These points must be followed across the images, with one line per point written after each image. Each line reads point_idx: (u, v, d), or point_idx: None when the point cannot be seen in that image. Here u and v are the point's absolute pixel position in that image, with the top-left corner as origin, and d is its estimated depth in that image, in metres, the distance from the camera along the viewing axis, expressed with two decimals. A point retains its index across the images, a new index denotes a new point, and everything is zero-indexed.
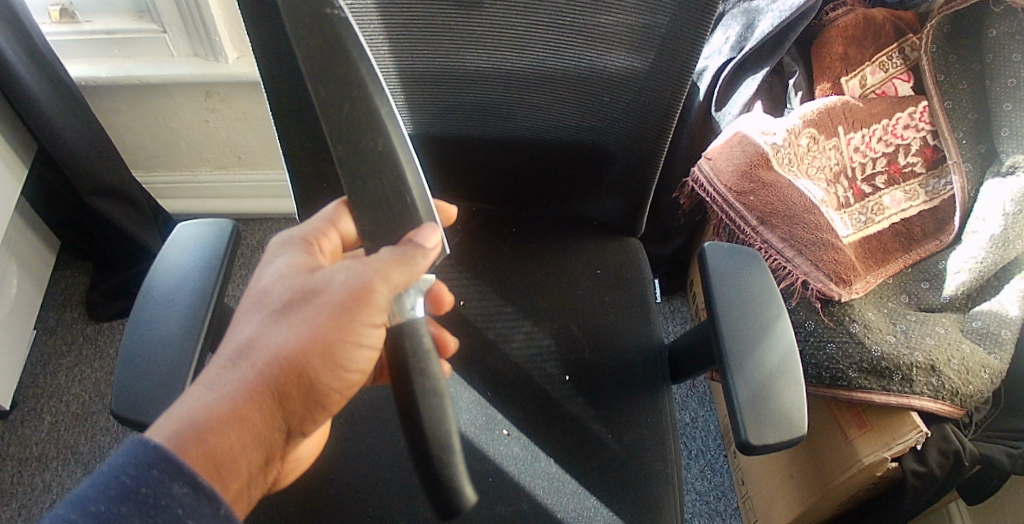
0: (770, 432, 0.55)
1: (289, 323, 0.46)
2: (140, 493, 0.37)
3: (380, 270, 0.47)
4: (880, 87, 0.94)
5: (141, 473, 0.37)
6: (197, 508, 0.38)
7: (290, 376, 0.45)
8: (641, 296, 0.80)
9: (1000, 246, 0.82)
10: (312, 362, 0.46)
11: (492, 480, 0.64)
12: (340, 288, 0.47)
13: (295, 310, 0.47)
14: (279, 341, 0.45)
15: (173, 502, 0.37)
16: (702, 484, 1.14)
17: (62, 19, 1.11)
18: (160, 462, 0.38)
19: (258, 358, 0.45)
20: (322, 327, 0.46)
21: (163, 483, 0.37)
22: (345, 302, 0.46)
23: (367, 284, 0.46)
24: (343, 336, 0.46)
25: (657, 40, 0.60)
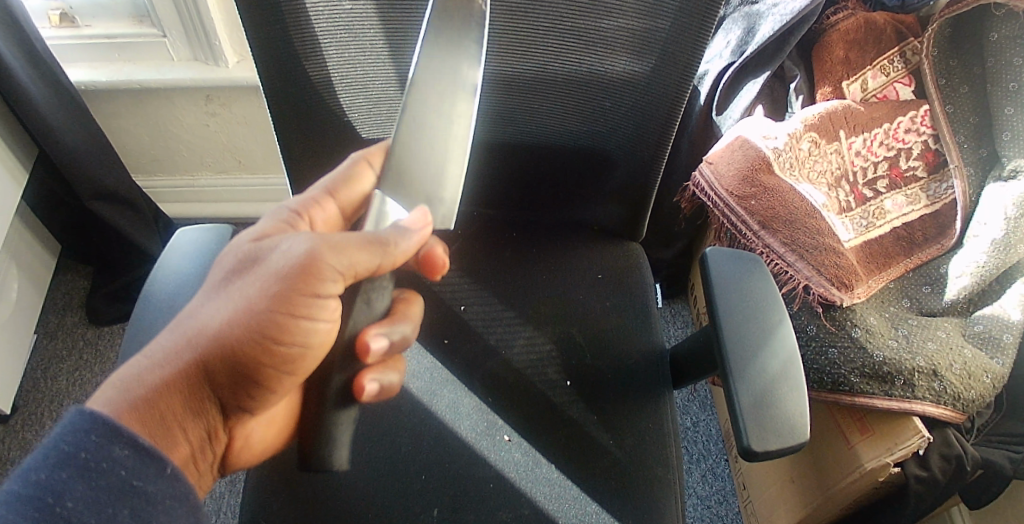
0: (772, 438, 0.55)
1: (234, 294, 0.47)
2: (82, 459, 0.37)
3: (331, 241, 0.48)
4: (881, 91, 0.94)
5: (82, 439, 0.38)
6: (144, 470, 0.39)
7: (230, 345, 0.45)
8: (642, 301, 0.80)
9: (1001, 250, 0.82)
10: (254, 333, 0.46)
11: (494, 487, 0.64)
12: (291, 254, 0.47)
13: (242, 283, 0.47)
14: (221, 312, 0.46)
15: (115, 465, 0.38)
16: (704, 488, 1.14)
17: (62, 23, 1.11)
18: (99, 427, 0.38)
19: (199, 328, 0.45)
20: (265, 297, 0.46)
21: (103, 446, 0.38)
22: (291, 270, 0.46)
23: (315, 252, 0.47)
24: (288, 310, 0.47)
25: (659, 44, 0.60)
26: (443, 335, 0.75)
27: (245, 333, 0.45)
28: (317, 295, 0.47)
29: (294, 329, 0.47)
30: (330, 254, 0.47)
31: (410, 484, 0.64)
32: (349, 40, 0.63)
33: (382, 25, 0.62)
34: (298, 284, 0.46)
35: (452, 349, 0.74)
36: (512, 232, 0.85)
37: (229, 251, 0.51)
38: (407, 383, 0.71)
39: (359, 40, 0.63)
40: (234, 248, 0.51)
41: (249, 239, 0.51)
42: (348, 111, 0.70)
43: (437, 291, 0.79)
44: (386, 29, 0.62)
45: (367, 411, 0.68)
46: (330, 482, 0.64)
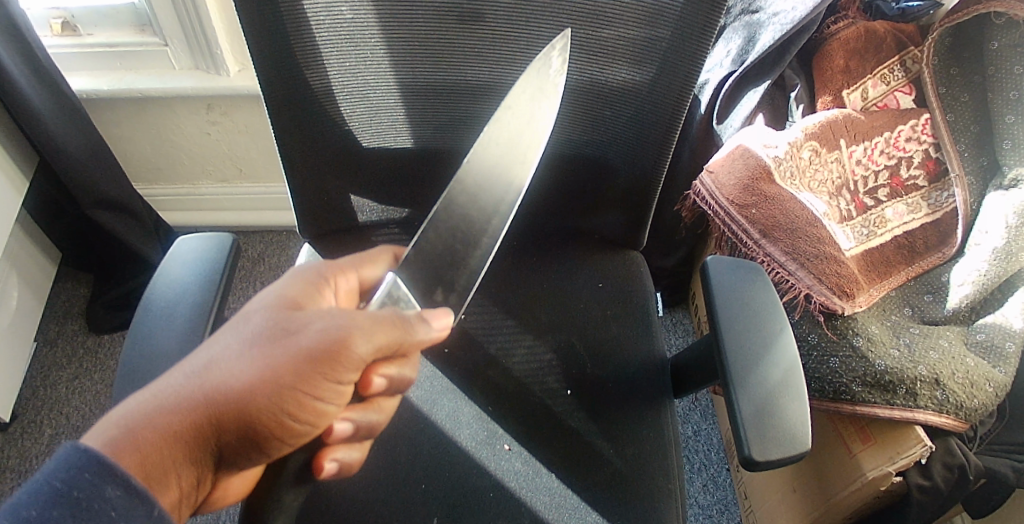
0: (773, 447, 0.54)
1: (255, 355, 0.43)
2: (72, 498, 0.35)
3: (364, 327, 0.44)
4: (882, 100, 0.95)
5: (73, 477, 0.36)
6: (132, 511, 0.37)
7: (237, 407, 0.41)
8: (644, 310, 0.79)
9: (1003, 259, 0.82)
10: (263, 403, 0.42)
11: (494, 496, 0.64)
12: (324, 329, 0.44)
13: (266, 344, 0.43)
14: (238, 370, 0.42)
15: (105, 505, 0.36)
16: (705, 497, 1.13)
17: (64, 32, 1.11)
18: (92, 466, 0.36)
19: (210, 381, 0.42)
20: (285, 369, 0.42)
21: (94, 485, 0.36)
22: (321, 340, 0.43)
23: (345, 329, 0.44)
24: (306, 387, 0.43)
25: (659, 55, 0.60)
26: (444, 344, 0.75)
27: (261, 394, 0.42)
28: (338, 373, 0.44)
29: (309, 399, 0.43)
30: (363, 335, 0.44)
31: (409, 494, 0.64)
32: (350, 49, 0.63)
33: (382, 33, 0.62)
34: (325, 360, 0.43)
35: (452, 358, 0.74)
36: (513, 241, 0.85)
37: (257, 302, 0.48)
38: (408, 393, 0.71)
39: (360, 50, 0.63)
40: (263, 300, 0.48)
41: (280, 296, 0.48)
42: (349, 120, 0.70)
43: None
44: (387, 38, 0.62)
45: None
46: (329, 490, 0.63)
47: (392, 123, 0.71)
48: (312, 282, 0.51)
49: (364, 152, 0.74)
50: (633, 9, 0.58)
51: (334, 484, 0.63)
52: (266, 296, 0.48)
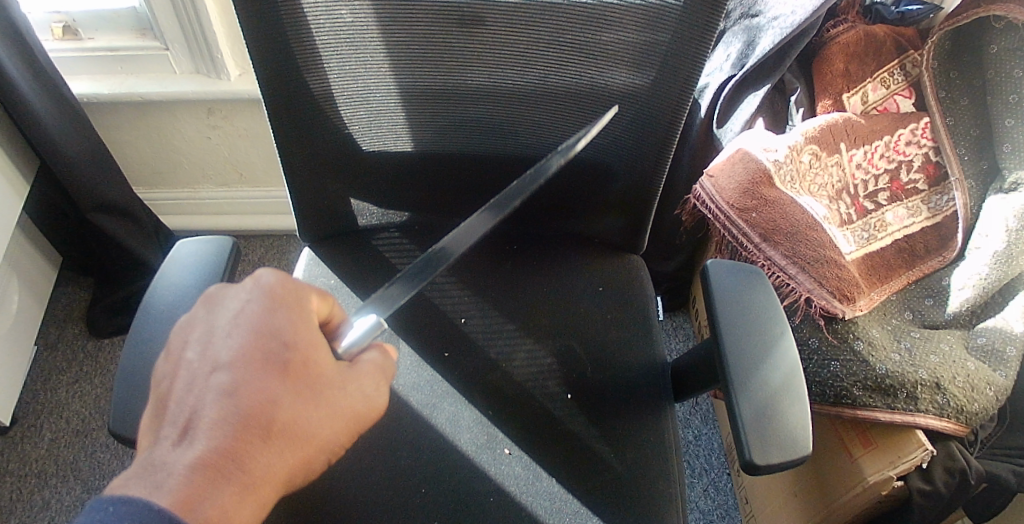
0: (774, 450, 0.54)
1: (314, 410, 0.43)
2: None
3: (381, 376, 0.48)
4: (881, 104, 0.94)
5: None
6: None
7: (298, 462, 0.43)
8: (644, 314, 0.79)
9: (1003, 262, 0.82)
10: (319, 455, 0.44)
11: (494, 500, 0.64)
12: (358, 392, 0.46)
13: (319, 398, 0.44)
14: (300, 427, 0.43)
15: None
16: (706, 502, 1.13)
17: (65, 36, 1.12)
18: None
19: (278, 439, 0.41)
20: (337, 424, 0.44)
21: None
22: (352, 392, 0.46)
23: (370, 385, 0.47)
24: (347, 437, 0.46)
25: (659, 59, 0.60)
26: (444, 349, 0.75)
27: (316, 448, 0.43)
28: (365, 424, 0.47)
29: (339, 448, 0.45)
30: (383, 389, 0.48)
31: (410, 499, 0.63)
32: (350, 53, 0.63)
33: (382, 37, 0.62)
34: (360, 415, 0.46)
35: (452, 362, 0.74)
36: (512, 244, 0.85)
37: (257, 336, 0.43)
38: (408, 397, 0.71)
39: (359, 53, 0.63)
40: (264, 334, 0.44)
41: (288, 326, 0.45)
42: (349, 123, 0.70)
43: (437, 303, 0.79)
44: (386, 41, 0.63)
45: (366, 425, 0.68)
46: (329, 496, 0.63)
47: (392, 126, 0.71)
48: (293, 308, 0.45)
49: (364, 156, 0.74)
50: (632, 12, 0.58)
51: (335, 489, 0.63)
52: (262, 326, 0.44)
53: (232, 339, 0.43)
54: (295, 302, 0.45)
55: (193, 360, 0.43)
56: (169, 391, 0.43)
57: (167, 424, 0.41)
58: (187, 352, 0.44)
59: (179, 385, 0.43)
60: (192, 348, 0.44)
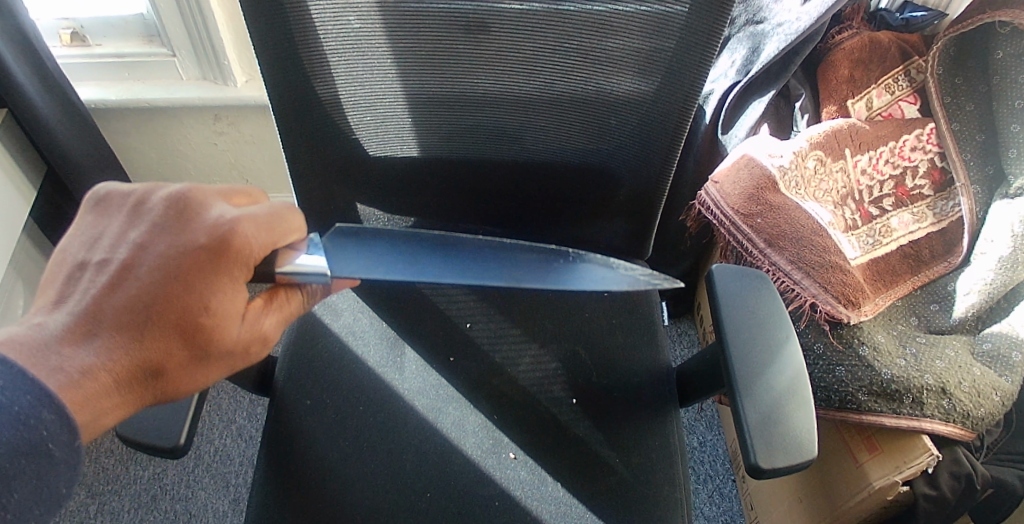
0: (779, 454, 0.54)
1: (205, 345, 0.45)
2: (10, 412, 0.37)
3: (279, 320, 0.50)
4: (886, 110, 0.95)
5: (15, 396, 0.37)
6: (60, 436, 0.39)
7: (171, 381, 0.45)
8: (649, 320, 0.79)
9: (1008, 268, 0.82)
10: (196, 380, 0.46)
11: (498, 504, 0.64)
12: (249, 340, 0.47)
13: (216, 335, 0.45)
14: (185, 355, 0.44)
15: (40, 425, 0.38)
16: (711, 508, 1.13)
17: (72, 42, 1.12)
18: (33, 389, 0.38)
19: (163, 357, 0.44)
20: (220, 359, 0.46)
21: (33, 408, 0.38)
22: (239, 355, 0.47)
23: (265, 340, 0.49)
24: (226, 369, 0.48)
25: (663, 66, 0.60)
26: (450, 354, 0.75)
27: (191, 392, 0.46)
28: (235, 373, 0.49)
29: (217, 376, 0.47)
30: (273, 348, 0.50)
31: (416, 501, 0.64)
32: (357, 58, 0.64)
33: (389, 41, 0.62)
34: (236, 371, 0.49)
35: (457, 366, 0.74)
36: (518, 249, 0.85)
37: (188, 282, 0.44)
38: (412, 402, 0.71)
39: (366, 58, 0.64)
40: (193, 285, 0.44)
41: (221, 257, 0.45)
42: (356, 128, 0.70)
43: (440, 308, 0.79)
44: (394, 47, 0.63)
45: (369, 429, 0.68)
46: (333, 496, 0.63)
47: (397, 132, 0.72)
48: (236, 266, 0.46)
49: (371, 161, 0.75)
50: (639, 19, 0.58)
51: (342, 491, 0.64)
52: (196, 274, 0.45)
53: (166, 269, 0.45)
54: (235, 256, 0.46)
55: (129, 260, 0.45)
56: (90, 274, 0.45)
57: (73, 308, 0.43)
58: (127, 248, 0.46)
59: (104, 277, 0.45)
60: (133, 248, 0.46)
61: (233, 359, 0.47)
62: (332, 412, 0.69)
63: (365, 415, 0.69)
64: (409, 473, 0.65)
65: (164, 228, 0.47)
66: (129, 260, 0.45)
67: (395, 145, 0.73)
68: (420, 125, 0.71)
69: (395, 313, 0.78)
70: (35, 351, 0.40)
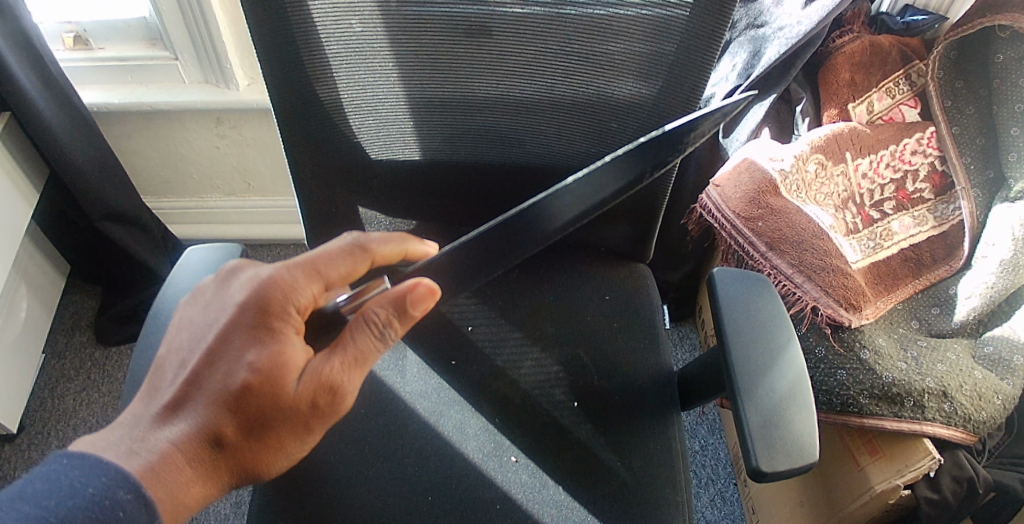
0: (781, 458, 0.54)
1: (263, 398, 0.45)
2: (86, 494, 0.40)
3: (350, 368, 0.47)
4: (887, 114, 0.95)
5: (92, 481, 0.41)
6: (137, 516, 0.41)
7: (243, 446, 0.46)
8: (651, 324, 0.79)
9: (1010, 272, 0.82)
10: (267, 440, 0.46)
11: (500, 508, 0.64)
12: (315, 390, 0.46)
13: (272, 387, 0.46)
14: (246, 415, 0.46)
15: (115, 504, 0.40)
16: (713, 512, 1.13)
17: (75, 46, 1.13)
18: (110, 471, 0.41)
19: (225, 422, 0.45)
20: (287, 414, 0.46)
21: (109, 488, 0.41)
22: (309, 410, 0.47)
23: (342, 391, 0.47)
24: (302, 428, 0.47)
25: (664, 69, 0.61)
26: (452, 357, 0.75)
27: (271, 465, 0.47)
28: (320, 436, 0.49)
29: (292, 437, 0.47)
30: (349, 396, 0.47)
31: (417, 506, 0.63)
32: (359, 62, 0.64)
33: (391, 44, 0.63)
34: (315, 430, 0.48)
35: (459, 370, 0.74)
36: None
37: (234, 346, 0.46)
38: (414, 405, 0.71)
39: (367, 61, 0.64)
40: (240, 347, 0.46)
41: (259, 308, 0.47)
42: (358, 131, 0.71)
43: (442, 311, 0.79)
44: (395, 50, 0.63)
45: (372, 432, 0.68)
46: (337, 498, 0.63)
47: (399, 135, 0.72)
48: (276, 314, 0.47)
49: (373, 163, 0.75)
50: (640, 22, 0.58)
51: (343, 496, 0.64)
52: (240, 335, 0.47)
53: (214, 340, 0.47)
54: (275, 307, 0.47)
55: (188, 345, 0.48)
56: (160, 365, 0.48)
57: (147, 401, 0.46)
58: (186, 334, 0.49)
59: (171, 364, 0.48)
60: (192, 331, 0.49)
61: (301, 417, 0.47)
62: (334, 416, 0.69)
63: (368, 417, 0.69)
64: (411, 476, 0.65)
65: (215, 304, 0.49)
66: (190, 344, 0.48)
67: (397, 148, 0.73)
68: (421, 126, 0.71)
69: None
70: (113, 443, 0.43)
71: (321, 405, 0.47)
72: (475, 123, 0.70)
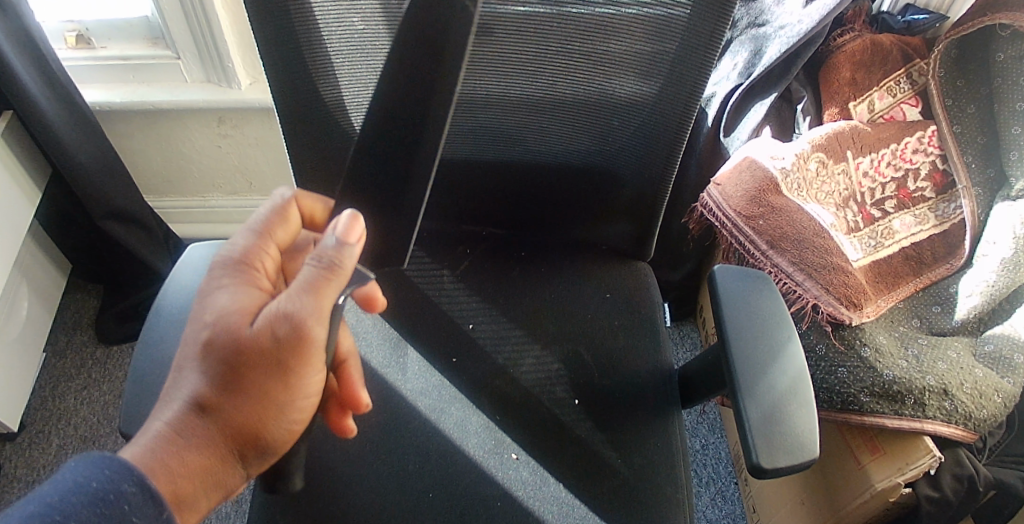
0: (781, 455, 0.54)
1: (233, 348, 0.46)
2: (91, 489, 0.39)
3: (302, 296, 0.47)
4: (888, 112, 0.95)
5: (96, 475, 0.40)
6: (144, 509, 0.41)
7: (227, 407, 0.45)
8: (652, 321, 0.80)
9: (1011, 269, 0.82)
10: (249, 393, 0.46)
11: (500, 505, 0.64)
12: (273, 324, 0.46)
13: (237, 335, 0.46)
14: (220, 371, 0.46)
15: (121, 498, 0.40)
16: (713, 512, 1.13)
17: (78, 44, 1.13)
18: (114, 465, 0.41)
19: (200, 386, 0.45)
20: (258, 357, 0.46)
21: (113, 481, 0.40)
22: (277, 352, 0.46)
23: (299, 320, 0.46)
24: (279, 368, 0.47)
25: (666, 68, 0.61)
26: (451, 355, 0.75)
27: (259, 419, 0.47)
28: (309, 380, 0.49)
29: (271, 383, 0.47)
30: (307, 318, 0.47)
31: (419, 503, 0.64)
32: None
33: None
34: (291, 367, 0.47)
35: (460, 367, 0.74)
36: (522, 250, 0.86)
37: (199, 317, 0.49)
38: (414, 402, 0.71)
39: None
40: (203, 315, 0.48)
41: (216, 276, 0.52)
42: None
43: (444, 308, 0.79)
44: None
45: (373, 428, 0.68)
46: (338, 495, 0.63)
47: None
48: (233, 275, 0.52)
49: None
50: (641, 22, 0.58)
51: (343, 492, 0.64)
52: (203, 306, 0.49)
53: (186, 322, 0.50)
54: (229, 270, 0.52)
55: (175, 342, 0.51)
56: None
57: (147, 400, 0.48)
58: None
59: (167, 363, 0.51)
60: None
61: (271, 356, 0.46)
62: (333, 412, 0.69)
63: (368, 414, 0.69)
64: (412, 474, 0.65)
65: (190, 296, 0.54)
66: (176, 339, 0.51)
67: None
68: None
69: (398, 314, 0.78)
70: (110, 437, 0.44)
71: (283, 336, 0.46)
72: (477, 121, 0.70)
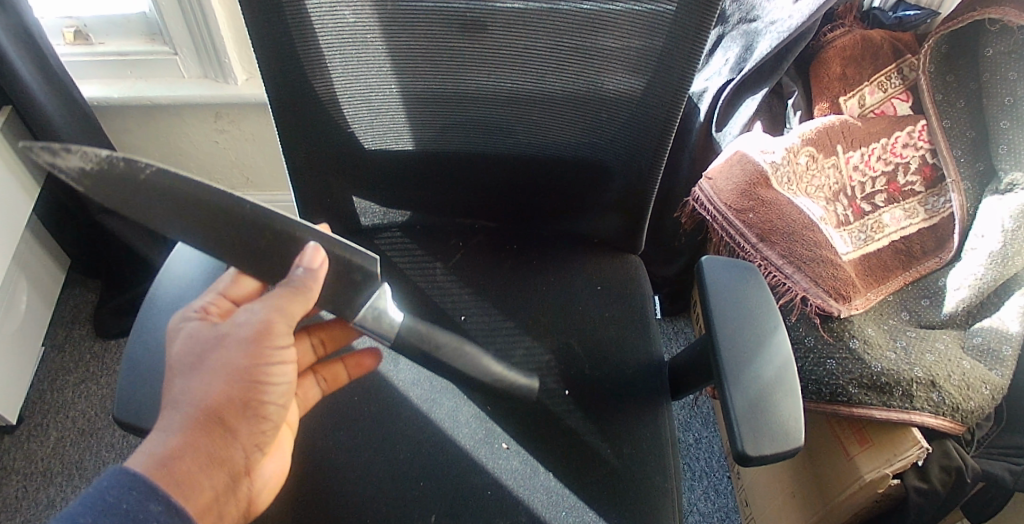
0: (766, 442, 0.55)
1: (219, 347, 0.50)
2: (120, 510, 0.41)
3: (277, 304, 0.51)
4: (880, 107, 0.95)
5: (123, 494, 0.42)
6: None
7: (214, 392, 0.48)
8: (642, 313, 0.80)
9: (999, 262, 0.82)
10: (232, 379, 0.49)
11: (490, 494, 0.64)
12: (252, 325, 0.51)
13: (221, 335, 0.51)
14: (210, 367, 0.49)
15: (148, 516, 0.42)
16: (706, 505, 1.13)
17: (75, 40, 1.14)
18: (140, 485, 0.42)
19: (191, 383, 0.48)
20: (237, 349, 0.50)
21: (140, 502, 0.42)
22: (244, 343, 0.50)
23: (268, 322, 0.51)
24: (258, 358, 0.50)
25: (654, 62, 0.61)
26: None
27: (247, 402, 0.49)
28: (281, 358, 0.51)
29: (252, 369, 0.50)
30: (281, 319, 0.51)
31: (410, 491, 0.64)
32: (354, 54, 0.65)
33: (384, 37, 0.63)
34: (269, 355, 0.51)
35: None
36: (514, 244, 0.86)
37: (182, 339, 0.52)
38: (407, 392, 0.72)
39: (362, 54, 0.65)
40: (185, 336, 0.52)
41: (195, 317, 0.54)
42: (352, 122, 0.72)
43: (436, 300, 0.80)
44: (390, 41, 0.64)
45: (365, 417, 0.69)
46: (330, 484, 0.64)
47: (393, 125, 0.73)
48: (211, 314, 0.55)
49: (366, 154, 0.76)
50: (630, 17, 0.59)
51: (336, 480, 0.64)
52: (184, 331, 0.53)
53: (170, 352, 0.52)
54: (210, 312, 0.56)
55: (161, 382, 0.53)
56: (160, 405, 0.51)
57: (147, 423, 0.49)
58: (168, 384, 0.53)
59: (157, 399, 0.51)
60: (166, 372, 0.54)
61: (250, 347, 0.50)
62: (324, 401, 0.70)
63: (361, 404, 0.70)
64: (404, 463, 0.66)
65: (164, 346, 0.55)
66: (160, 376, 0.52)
67: (390, 140, 0.74)
68: (415, 118, 0.72)
69: None
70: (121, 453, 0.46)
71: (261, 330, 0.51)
72: (469, 115, 0.71)
